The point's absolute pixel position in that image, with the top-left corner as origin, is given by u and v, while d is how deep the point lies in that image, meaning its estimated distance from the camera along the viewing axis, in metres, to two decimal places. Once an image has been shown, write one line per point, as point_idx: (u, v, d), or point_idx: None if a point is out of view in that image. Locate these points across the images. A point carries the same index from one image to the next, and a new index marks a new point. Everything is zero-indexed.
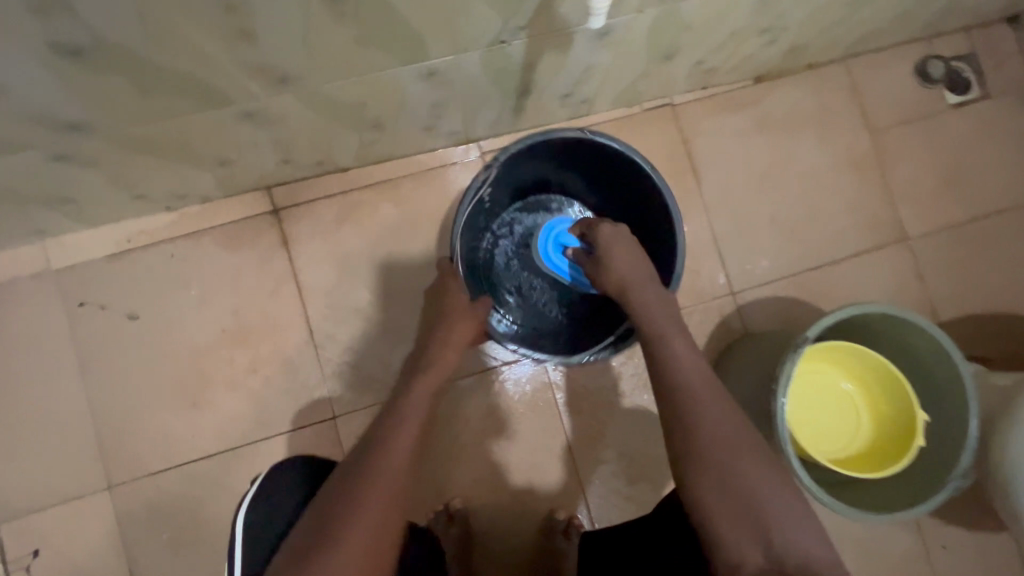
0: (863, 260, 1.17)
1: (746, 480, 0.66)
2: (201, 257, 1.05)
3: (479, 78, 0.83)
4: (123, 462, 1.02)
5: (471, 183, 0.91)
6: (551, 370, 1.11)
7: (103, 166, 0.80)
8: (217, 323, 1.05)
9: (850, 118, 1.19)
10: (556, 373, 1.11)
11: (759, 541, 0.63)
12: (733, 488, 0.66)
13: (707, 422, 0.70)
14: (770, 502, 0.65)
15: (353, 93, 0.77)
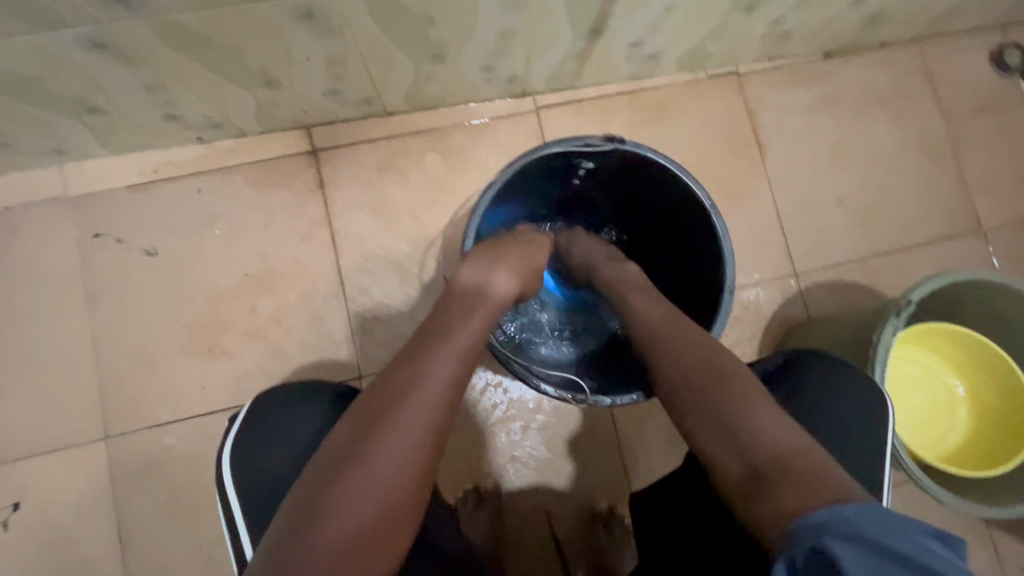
0: (934, 250, 1.09)
1: (716, 382, 0.55)
2: (229, 194, 0.97)
3: (557, 3, 0.76)
4: (124, 411, 0.92)
5: (578, 138, 0.74)
6: None
7: (142, 64, 0.73)
8: (241, 266, 0.96)
9: (923, 102, 1.13)
10: None
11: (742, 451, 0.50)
12: (713, 390, 0.54)
13: (679, 340, 0.61)
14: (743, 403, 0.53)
15: (423, 1, 0.70)
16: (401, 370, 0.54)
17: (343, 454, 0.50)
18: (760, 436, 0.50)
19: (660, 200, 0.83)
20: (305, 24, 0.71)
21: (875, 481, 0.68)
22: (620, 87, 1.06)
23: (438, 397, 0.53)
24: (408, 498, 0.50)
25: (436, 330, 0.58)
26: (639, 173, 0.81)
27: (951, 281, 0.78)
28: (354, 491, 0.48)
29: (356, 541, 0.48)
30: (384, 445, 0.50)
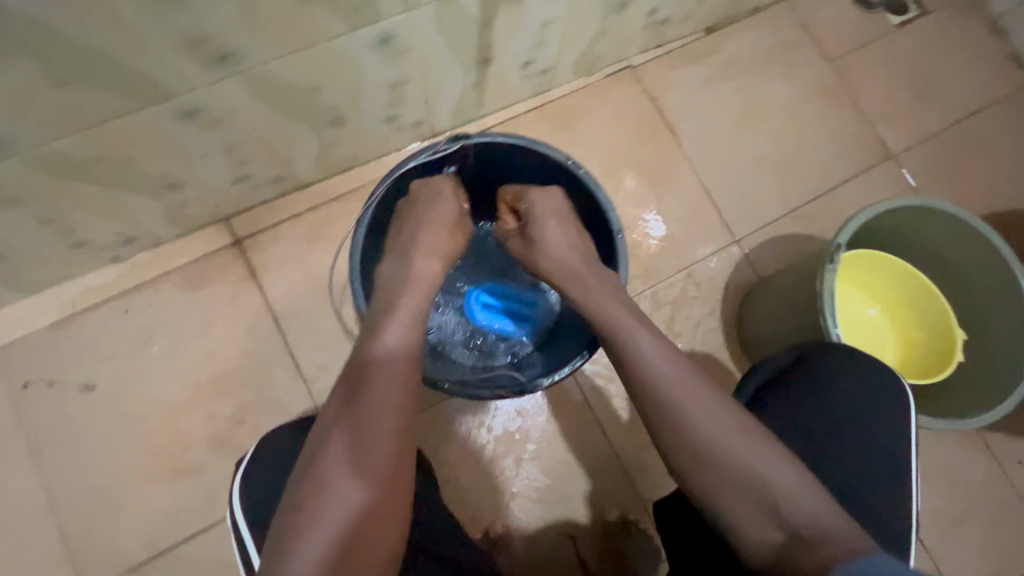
0: (856, 185, 1.14)
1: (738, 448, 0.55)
2: (159, 305, 0.93)
3: (437, 43, 0.77)
4: (98, 560, 0.86)
5: (426, 146, 0.74)
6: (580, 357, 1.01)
7: (29, 200, 0.70)
8: (189, 375, 0.92)
9: (805, 53, 1.19)
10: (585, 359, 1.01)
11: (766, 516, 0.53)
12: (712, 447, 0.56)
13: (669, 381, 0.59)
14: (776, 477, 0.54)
15: (301, 71, 0.70)
16: (350, 373, 0.57)
17: (309, 469, 0.52)
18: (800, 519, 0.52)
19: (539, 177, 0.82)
20: (190, 120, 0.69)
21: (840, 422, 0.71)
22: (524, 105, 1.08)
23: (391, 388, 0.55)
24: (380, 497, 0.51)
25: (370, 333, 0.60)
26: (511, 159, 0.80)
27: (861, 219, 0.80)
28: (330, 499, 0.50)
29: (337, 544, 0.48)
30: (346, 453, 0.52)
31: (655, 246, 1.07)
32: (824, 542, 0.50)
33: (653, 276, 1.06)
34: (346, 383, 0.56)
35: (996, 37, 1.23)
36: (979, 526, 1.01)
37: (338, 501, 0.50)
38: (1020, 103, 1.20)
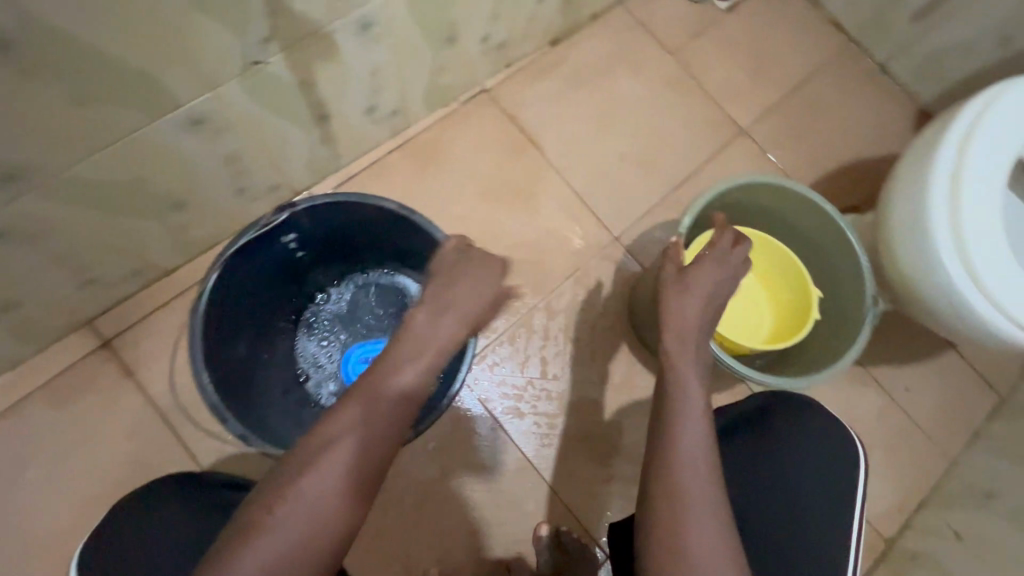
0: (716, 163, 1.21)
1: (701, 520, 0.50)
2: (30, 429, 0.88)
3: (260, 112, 0.76)
4: None
5: (256, 221, 0.77)
6: (489, 386, 1.04)
7: None
8: (79, 493, 0.87)
9: (647, 49, 1.25)
10: (493, 387, 1.04)
11: None
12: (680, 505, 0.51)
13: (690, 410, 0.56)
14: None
15: (110, 168, 0.67)
16: (338, 432, 0.49)
17: (280, 483, 0.47)
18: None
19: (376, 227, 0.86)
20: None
21: (774, 452, 0.72)
22: (386, 148, 1.09)
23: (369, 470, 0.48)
24: (330, 559, 0.46)
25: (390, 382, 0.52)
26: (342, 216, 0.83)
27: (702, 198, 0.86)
28: (285, 531, 0.45)
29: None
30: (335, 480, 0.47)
31: (540, 258, 1.10)
32: None
33: (544, 287, 1.08)
34: (373, 398, 0.50)
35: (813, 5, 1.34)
36: (879, 455, 1.10)
37: (293, 535, 0.45)
38: (844, 63, 1.31)
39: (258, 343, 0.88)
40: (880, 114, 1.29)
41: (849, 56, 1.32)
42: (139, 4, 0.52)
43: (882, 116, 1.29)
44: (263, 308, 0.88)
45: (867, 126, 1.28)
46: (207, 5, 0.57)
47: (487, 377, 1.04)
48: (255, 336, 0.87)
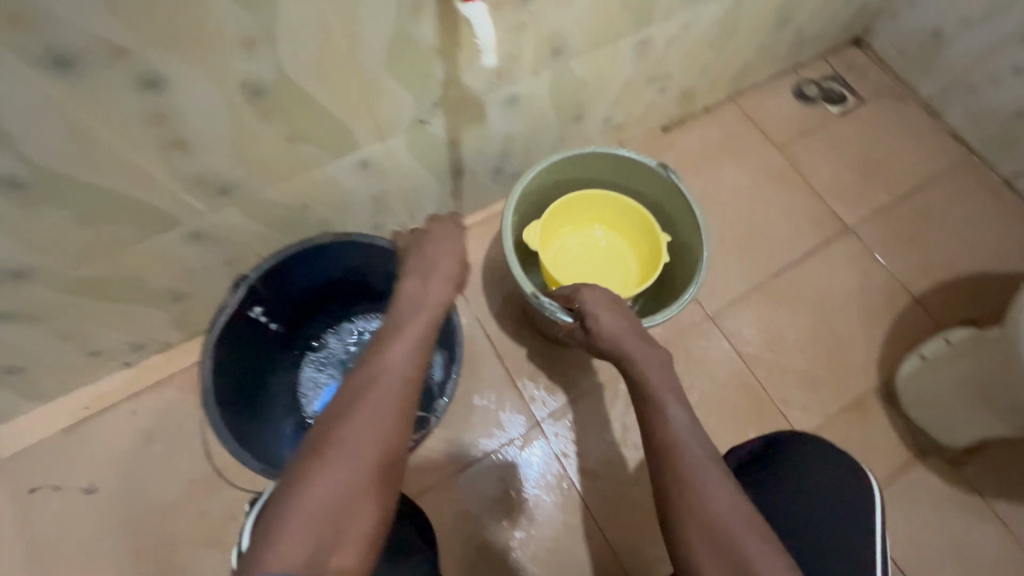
0: (818, 256, 1.21)
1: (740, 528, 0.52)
2: (163, 406, 0.99)
3: (411, 163, 0.89)
4: None
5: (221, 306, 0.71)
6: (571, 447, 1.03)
7: (52, 318, 0.79)
8: (187, 474, 0.96)
9: (756, 142, 1.31)
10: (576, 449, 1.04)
11: None
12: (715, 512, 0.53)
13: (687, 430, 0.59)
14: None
15: (289, 195, 0.80)
16: (360, 375, 0.53)
17: (326, 428, 0.50)
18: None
19: (345, 263, 0.83)
20: (193, 242, 0.79)
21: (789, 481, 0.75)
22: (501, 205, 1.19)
23: (398, 400, 0.52)
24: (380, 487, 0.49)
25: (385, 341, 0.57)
26: (316, 262, 0.80)
27: (520, 182, 0.90)
28: (339, 471, 0.47)
29: (322, 529, 0.44)
30: (370, 422, 0.50)
31: None
32: None
33: None
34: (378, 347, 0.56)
35: (931, 118, 1.35)
36: None
37: (344, 478, 0.47)
38: (964, 175, 1.29)
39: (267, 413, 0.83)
40: (1004, 229, 1.24)
41: (969, 168, 1.30)
42: (358, 68, 0.65)
43: (1007, 230, 1.24)
44: (252, 377, 0.81)
45: (987, 240, 1.23)
46: (403, 73, 0.69)
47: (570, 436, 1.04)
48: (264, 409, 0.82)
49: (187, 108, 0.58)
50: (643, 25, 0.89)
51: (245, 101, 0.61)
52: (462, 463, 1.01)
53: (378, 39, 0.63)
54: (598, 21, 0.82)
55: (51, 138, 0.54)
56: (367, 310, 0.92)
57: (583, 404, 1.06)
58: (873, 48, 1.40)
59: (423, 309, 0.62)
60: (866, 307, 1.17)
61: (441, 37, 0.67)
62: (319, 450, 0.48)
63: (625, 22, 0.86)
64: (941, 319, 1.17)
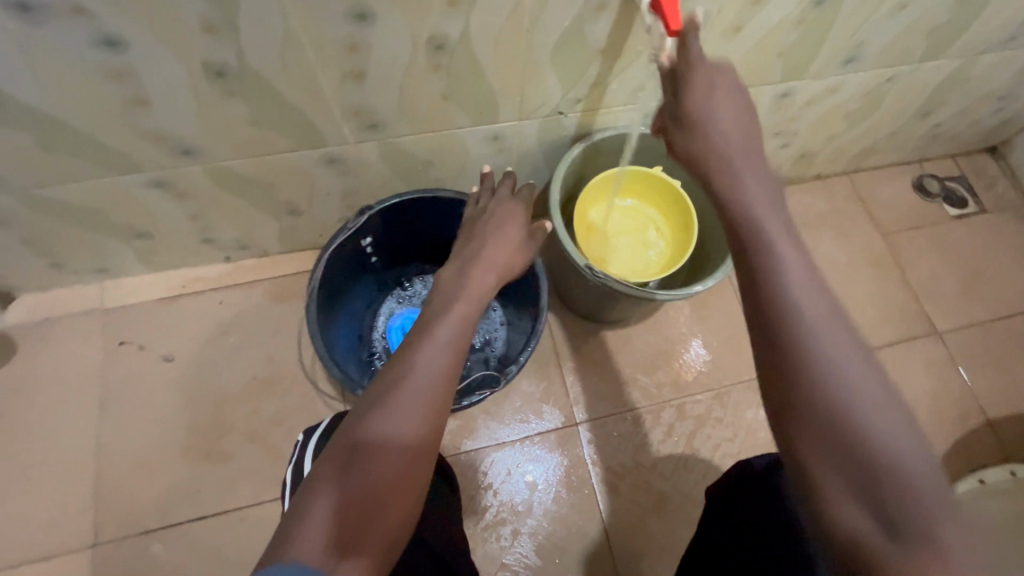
0: (897, 351, 1.17)
1: (854, 376, 0.42)
2: (248, 305, 1.08)
3: (534, 149, 0.93)
4: (117, 517, 0.92)
5: (340, 227, 0.78)
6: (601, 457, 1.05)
7: (191, 198, 0.88)
8: (252, 371, 1.04)
9: (860, 222, 1.29)
10: (606, 460, 1.05)
11: (844, 470, 0.40)
12: (816, 352, 0.43)
13: (789, 265, 0.47)
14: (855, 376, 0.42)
15: (422, 147, 0.86)
16: (393, 368, 0.56)
17: (352, 424, 0.51)
18: (873, 436, 0.40)
19: (455, 224, 0.88)
20: (328, 165, 0.86)
21: None
22: None
23: (428, 392, 0.53)
24: (410, 477, 0.50)
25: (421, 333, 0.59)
26: (430, 214, 0.86)
27: (562, 164, 0.89)
28: (361, 476, 0.48)
29: (347, 517, 0.45)
30: (396, 422, 0.51)
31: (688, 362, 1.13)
32: (915, 524, 0.37)
33: (682, 390, 1.10)
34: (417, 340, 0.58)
35: None
36: None
37: (365, 483, 0.47)
38: None
39: (346, 338, 0.89)
40: None
41: None
42: (529, 47, 0.70)
43: None
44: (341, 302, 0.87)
45: None
46: (564, 62, 0.74)
47: (603, 448, 1.05)
48: (343, 333, 0.88)
49: (377, 45, 0.65)
50: (791, 78, 0.91)
51: (426, 51, 0.67)
52: (492, 439, 1.04)
53: (557, 26, 0.68)
54: (752, 63, 0.84)
55: (267, 40, 0.61)
56: None
57: (625, 421, 1.07)
58: (1007, 161, 1.35)
59: (458, 304, 0.64)
60: (934, 414, 1.13)
61: (610, 39, 0.72)
62: (349, 439, 0.50)
63: (776, 70, 0.88)
64: (1011, 450, 1.11)
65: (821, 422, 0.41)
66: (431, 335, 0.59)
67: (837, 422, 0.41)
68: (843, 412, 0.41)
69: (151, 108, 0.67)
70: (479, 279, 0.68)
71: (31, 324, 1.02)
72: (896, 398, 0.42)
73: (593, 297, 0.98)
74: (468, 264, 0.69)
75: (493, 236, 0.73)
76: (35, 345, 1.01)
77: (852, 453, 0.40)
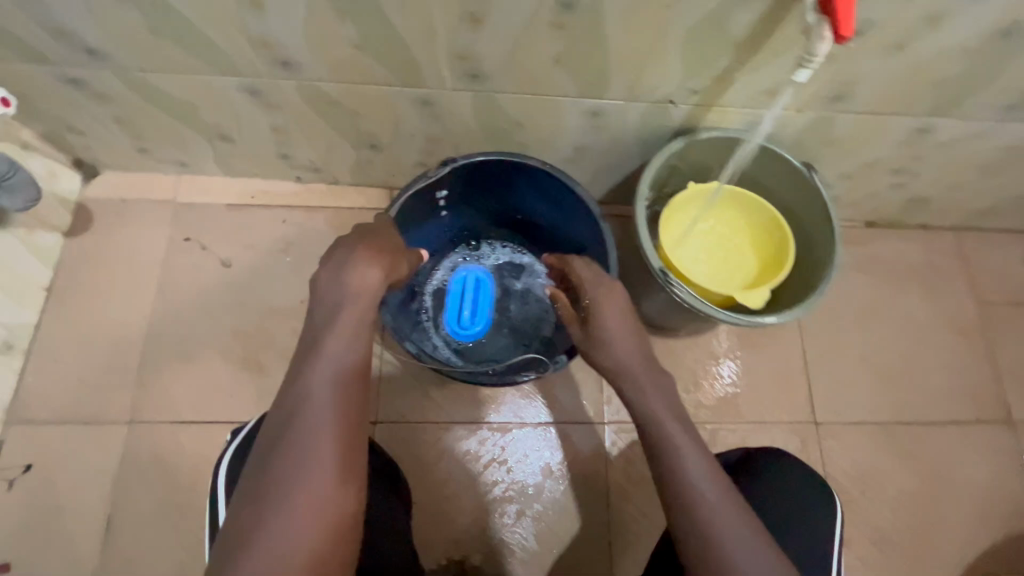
0: (960, 429, 1.09)
1: (690, 468, 0.62)
2: (309, 229, 1.08)
3: (632, 134, 0.87)
4: (155, 401, 0.96)
5: (418, 176, 0.76)
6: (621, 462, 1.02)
7: (279, 112, 0.87)
8: (301, 294, 1.05)
9: (956, 284, 1.18)
10: (625, 465, 1.02)
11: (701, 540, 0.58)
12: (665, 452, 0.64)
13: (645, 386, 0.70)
14: (694, 464, 0.62)
15: (518, 108, 0.82)
16: (291, 391, 0.58)
17: (263, 459, 0.55)
18: (714, 516, 0.58)
19: (530, 195, 0.84)
20: (420, 107, 0.83)
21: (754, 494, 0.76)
22: None
23: (319, 413, 0.57)
24: (329, 491, 0.53)
25: (308, 347, 0.62)
26: (508, 181, 0.83)
27: (658, 157, 0.83)
28: (280, 504, 0.52)
29: (283, 544, 0.50)
30: (303, 449, 0.54)
31: (731, 388, 1.08)
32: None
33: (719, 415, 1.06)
34: (311, 357, 0.61)
35: None
36: None
37: (310, 463, 0.54)
38: None
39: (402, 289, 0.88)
40: None
41: None
42: (665, 22, 0.64)
43: None
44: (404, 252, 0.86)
45: None
46: (695, 46, 0.68)
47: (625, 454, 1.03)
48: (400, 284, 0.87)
49: None
50: (936, 112, 0.81)
51: (555, 7, 0.62)
52: (513, 417, 1.03)
53: (703, 5, 0.61)
54: (900, 88, 0.75)
55: None
56: (518, 244, 0.95)
57: None
58: None
59: (343, 300, 0.65)
60: (983, 505, 1.05)
61: (754, 31, 0.64)
62: (263, 476, 0.54)
63: (924, 100, 0.78)
64: None
65: (681, 506, 0.60)
66: (315, 350, 0.61)
67: (689, 506, 0.60)
68: (693, 500, 0.60)
69: (264, 13, 0.65)
70: (362, 272, 0.66)
71: (108, 201, 1.06)
72: (722, 481, 0.61)
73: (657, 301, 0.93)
74: (345, 259, 0.67)
75: (363, 248, 0.69)
76: (108, 221, 1.05)
77: (715, 530, 0.57)
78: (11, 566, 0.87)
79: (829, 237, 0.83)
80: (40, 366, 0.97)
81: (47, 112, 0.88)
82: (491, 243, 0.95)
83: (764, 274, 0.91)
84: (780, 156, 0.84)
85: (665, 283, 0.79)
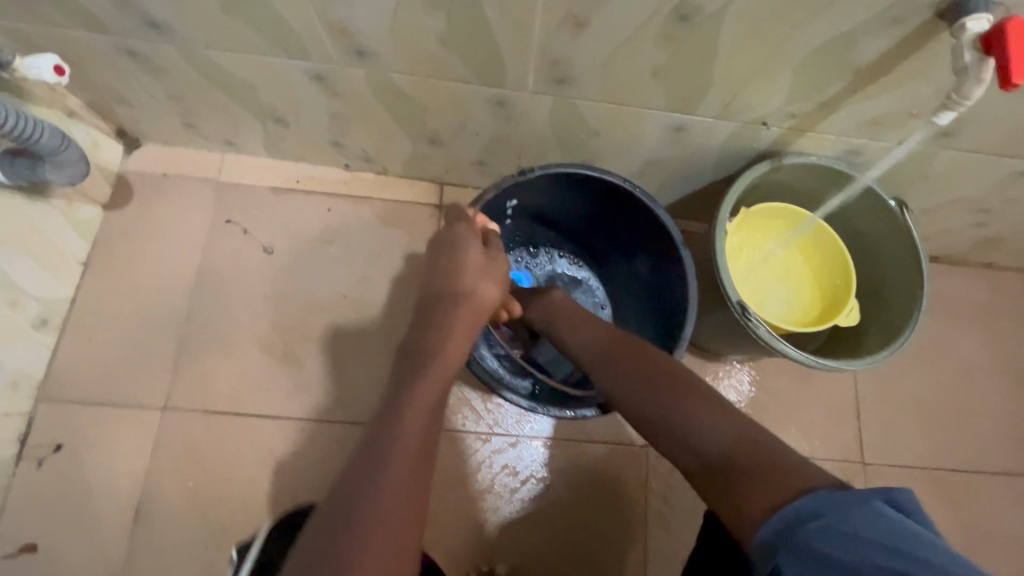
0: (1010, 480, 1.05)
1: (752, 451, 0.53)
2: (354, 220, 1.04)
3: (712, 151, 0.82)
4: (189, 388, 0.94)
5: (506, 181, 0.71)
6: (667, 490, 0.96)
7: (341, 99, 0.82)
8: (343, 287, 1.01)
9: (1018, 329, 1.13)
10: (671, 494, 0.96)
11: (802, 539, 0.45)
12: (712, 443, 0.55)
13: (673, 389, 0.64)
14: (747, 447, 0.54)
15: (597, 116, 0.77)
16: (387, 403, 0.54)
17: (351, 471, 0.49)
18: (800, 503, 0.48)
19: (607, 210, 0.80)
20: (493, 107, 0.78)
21: None
22: None
23: (418, 427, 0.52)
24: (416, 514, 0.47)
25: (413, 357, 0.58)
26: (590, 192, 0.78)
27: (741, 179, 0.78)
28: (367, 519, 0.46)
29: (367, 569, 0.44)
30: (395, 460, 0.49)
31: (779, 419, 1.04)
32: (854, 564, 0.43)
33: None
34: (417, 367, 0.57)
35: None
36: None
37: (400, 480, 0.48)
38: None
39: None
40: None
41: None
42: (784, 41, 0.59)
43: None
44: None
45: None
46: (810, 69, 0.62)
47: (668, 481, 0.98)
48: None
49: None
50: None
51: (668, 15, 0.57)
52: (537, 434, 0.97)
53: (832, 26, 0.56)
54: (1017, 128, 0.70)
55: None
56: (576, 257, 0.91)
57: None
58: None
59: (455, 313, 0.61)
60: None
61: (880, 57, 0.59)
62: (348, 491, 0.47)
63: None
64: None
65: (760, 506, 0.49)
66: (422, 362, 0.57)
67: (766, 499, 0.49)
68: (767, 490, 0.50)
69: None
70: (480, 288, 0.63)
71: (149, 176, 1.02)
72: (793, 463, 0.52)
73: (720, 330, 0.88)
74: (459, 265, 0.64)
75: (466, 255, 0.65)
76: (149, 197, 1.01)
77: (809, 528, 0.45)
78: (38, 547, 0.86)
79: (916, 281, 0.78)
80: (73, 344, 0.93)
81: (97, 81, 0.83)
82: (547, 252, 0.91)
83: (815, 322, 0.84)
84: (871, 189, 0.78)
85: (743, 318, 0.75)
